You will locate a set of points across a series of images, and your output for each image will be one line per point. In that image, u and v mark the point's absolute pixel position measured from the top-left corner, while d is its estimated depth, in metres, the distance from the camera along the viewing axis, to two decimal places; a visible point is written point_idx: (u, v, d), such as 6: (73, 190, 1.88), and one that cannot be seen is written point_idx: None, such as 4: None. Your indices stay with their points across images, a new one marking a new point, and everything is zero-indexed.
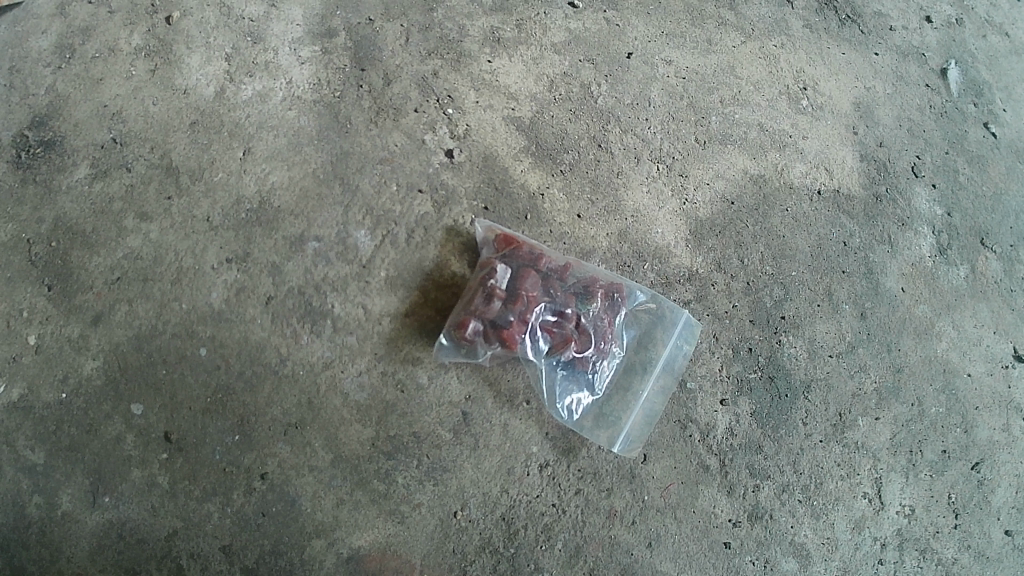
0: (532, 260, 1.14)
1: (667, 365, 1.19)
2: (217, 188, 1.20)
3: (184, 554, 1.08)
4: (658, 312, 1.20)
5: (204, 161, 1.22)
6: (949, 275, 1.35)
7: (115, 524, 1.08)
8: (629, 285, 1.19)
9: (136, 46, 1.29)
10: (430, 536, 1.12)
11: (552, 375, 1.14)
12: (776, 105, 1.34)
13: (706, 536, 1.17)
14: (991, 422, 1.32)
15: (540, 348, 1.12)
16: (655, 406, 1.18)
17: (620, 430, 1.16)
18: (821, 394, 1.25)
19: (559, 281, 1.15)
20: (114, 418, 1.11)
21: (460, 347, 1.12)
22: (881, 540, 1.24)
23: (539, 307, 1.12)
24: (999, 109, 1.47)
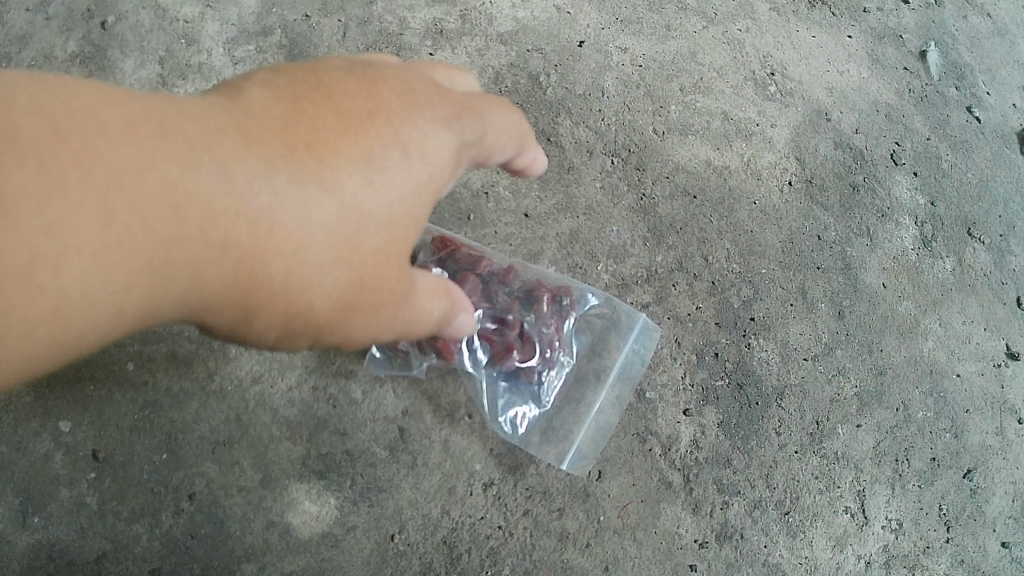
0: (471, 262, 1.04)
1: (622, 374, 1.08)
2: None
3: None
4: (611, 317, 1.09)
5: None
6: (934, 268, 1.25)
7: (45, 545, 1.01)
8: (580, 287, 1.08)
9: (71, 52, 1.23)
10: (366, 562, 1.04)
11: (494, 387, 1.05)
12: (740, 93, 1.24)
13: (669, 558, 1.08)
14: (984, 426, 1.23)
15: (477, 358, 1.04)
16: (609, 419, 1.07)
17: (569, 446, 1.06)
18: (796, 400, 1.15)
19: (501, 284, 1.05)
20: (43, 435, 1.04)
21: (396, 356, 1.05)
22: (865, 558, 1.16)
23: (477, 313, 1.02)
24: (983, 93, 1.37)
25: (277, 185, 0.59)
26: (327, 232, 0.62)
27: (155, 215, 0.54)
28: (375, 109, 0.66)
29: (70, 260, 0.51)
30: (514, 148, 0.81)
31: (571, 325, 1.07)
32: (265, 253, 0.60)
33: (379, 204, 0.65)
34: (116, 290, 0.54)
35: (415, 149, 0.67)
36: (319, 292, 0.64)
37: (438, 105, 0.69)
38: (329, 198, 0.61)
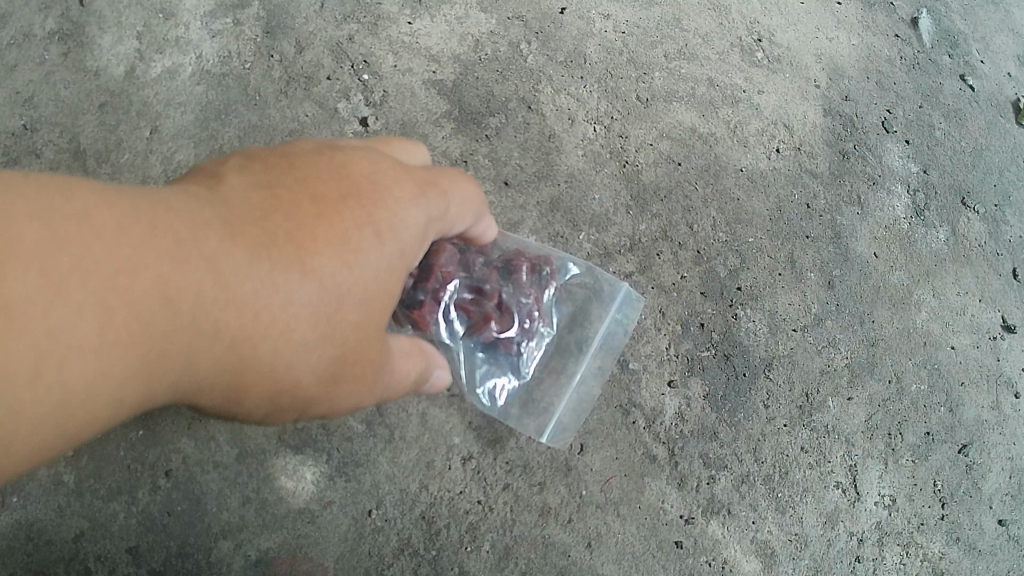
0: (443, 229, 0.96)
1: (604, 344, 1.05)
2: (123, 170, 1.15)
3: (91, 557, 0.99)
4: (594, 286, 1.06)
5: (111, 142, 1.16)
6: (927, 238, 1.23)
7: (25, 525, 1.00)
8: (560, 256, 1.05)
9: (50, 30, 1.21)
10: (343, 538, 1.02)
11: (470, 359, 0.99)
12: (726, 59, 1.21)
13: (653, 534, 1.05)
14: (980, 399, 1.20)
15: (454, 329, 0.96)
16: (590, 391, 1.04)
17: (549, 418, 1.02)
18: (784, 372, 1.12)
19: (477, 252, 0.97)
20: None
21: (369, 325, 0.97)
22: (857, 535, 1.13)
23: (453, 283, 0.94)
24: (978, 61, 1.34)
25: (262, 274, 0.62)
26: (307, 314, 0.65)
27: (147, 311, 0.56)
28: (352, 194, 0.69)
29: (71, 362, 0.53)
30: (474, 212, 0.83)
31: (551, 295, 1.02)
32: (248, 336, 0.63)
33: (356, 284, 0.68)
34: (115, 385, 0.56)
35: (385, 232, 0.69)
36: (304, 373, 0.67)
37: (409, 185, 0.73)
38: (311, 281, 0.65)
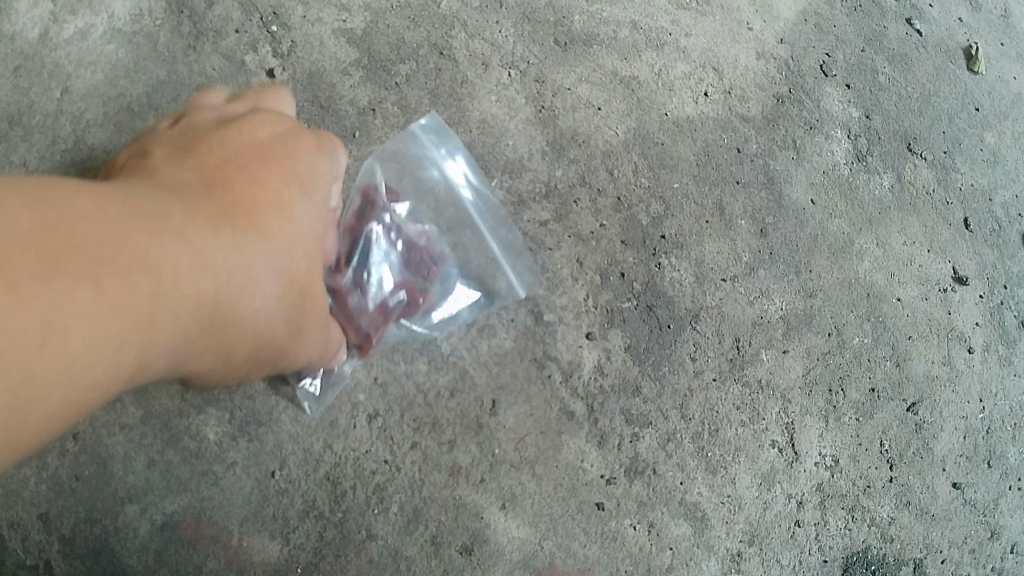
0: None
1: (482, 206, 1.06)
2: (35, 132, 1.09)
3: (3, 525, 0.96)
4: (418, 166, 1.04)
5: (23, 105, 1.10)
6: (870, 185, 1.16)
7: None
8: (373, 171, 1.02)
9: None
10: (247, 501, 0.98)
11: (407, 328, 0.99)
12: (652, 2, 1.16)
13: (573, 495, 1.00)
14: (928, 353, 1.12)
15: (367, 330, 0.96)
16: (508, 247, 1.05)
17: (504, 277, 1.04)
18: (713, 324, 1.07)
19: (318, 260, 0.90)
20: None
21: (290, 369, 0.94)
22: (796, 498, 1.06)
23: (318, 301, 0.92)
24: (926, 4, 1.28)
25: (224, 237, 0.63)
26: (269, 268, 0.67)
27: (138, 277, 0.55)
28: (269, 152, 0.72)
29: (78, 330, 0.50)
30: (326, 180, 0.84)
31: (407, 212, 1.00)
32: (230, 294, 0.64)
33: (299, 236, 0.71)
34: (113, 352, 0.53)
35: (309, 183, 0.73)
36: (268, 318, 0.69)
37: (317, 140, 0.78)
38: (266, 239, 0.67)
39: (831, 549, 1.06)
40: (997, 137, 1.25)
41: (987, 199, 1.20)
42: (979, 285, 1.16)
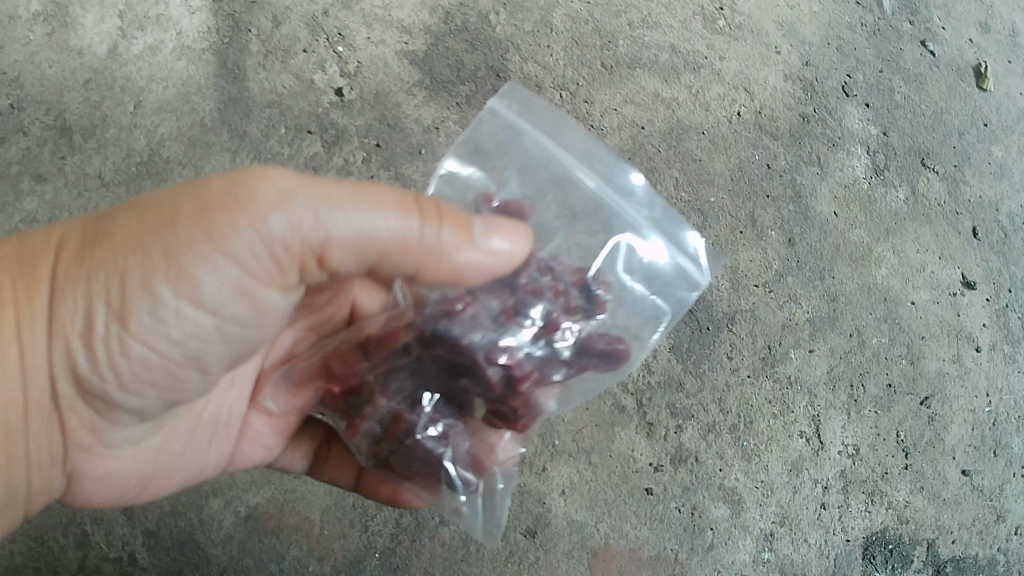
0: (383, 423, 0.68)
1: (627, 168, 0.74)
2: (108, 144, 1.15)
3: (87, 519, 1.03)
4: (507, 146, 0.72)
5: (95, 118, 1.16)
6: (887, 197, 1.27)
7: None
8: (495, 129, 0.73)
9: (35, 11, 1.21)
10: (328, 492, 1.07)
11: (593, 345, 0.68)
12: (689, 27, 1.26)
13: (625, 482, 1.10)
14: (940, 352, 1.23)
15: (528, 396, 0.65)
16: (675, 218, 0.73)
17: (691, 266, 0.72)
18: (747, 325, 1.17)
19: (420, 360, 0.65)
20: None
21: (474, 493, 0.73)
22: (822, 483, 1.16)
23: (436, 428, 0.68)
24: (937, 27, 1.40)
25: None
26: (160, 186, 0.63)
27: None
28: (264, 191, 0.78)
29: None
30: None
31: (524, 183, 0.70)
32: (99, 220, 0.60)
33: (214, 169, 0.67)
34: None
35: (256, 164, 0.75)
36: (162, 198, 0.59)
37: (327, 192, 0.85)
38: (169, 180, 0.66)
39: (853, 529, 1.16)
40: (1004, 151, 1.36)
41: (993, 209, 1.32)
42: (986, 289, 1.28)
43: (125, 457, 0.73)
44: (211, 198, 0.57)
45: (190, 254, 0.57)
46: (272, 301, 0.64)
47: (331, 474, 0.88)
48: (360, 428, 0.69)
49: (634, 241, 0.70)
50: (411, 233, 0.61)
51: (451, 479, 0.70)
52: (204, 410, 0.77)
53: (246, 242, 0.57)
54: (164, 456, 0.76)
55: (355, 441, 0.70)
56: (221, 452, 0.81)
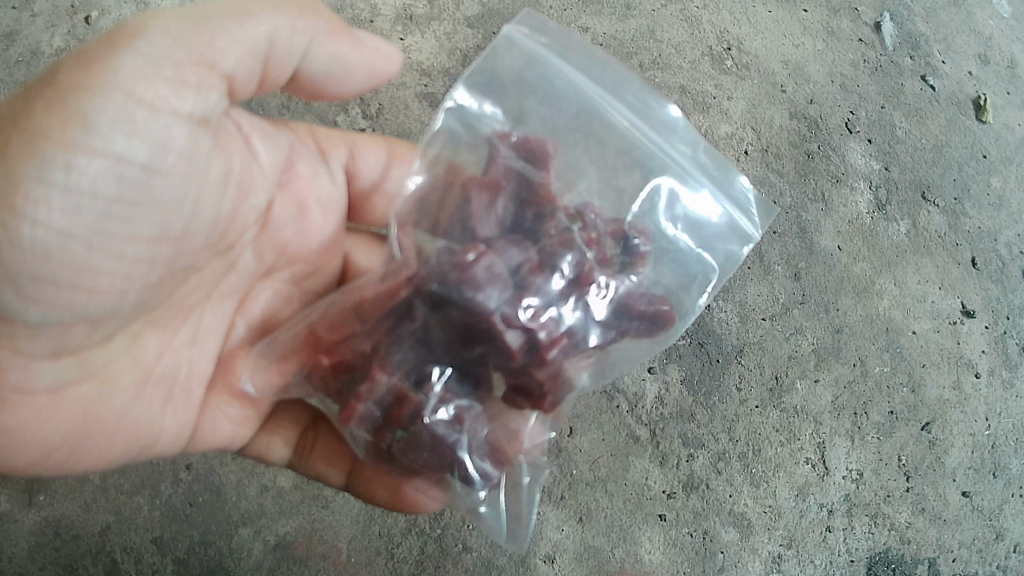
0: (382, 406, 0.70)
1: (676, 114, 0.83)
2: None
3: (117, 548, 1.08)
4: (563, 96, 0.80)
5: None
6: (888, 231, 1.32)
7: (51, 521, 1.08)
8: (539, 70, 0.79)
9: (58, 47, 1.26)
10: (355, 520, 1.11)
11: (631, 308, 0.74)
12: (698, 68, 1.34)
13: (639, 509, 1.15)
14: (941, 379, 1.28)
15: (555, 365, 0.70)
16: (727, 168, 0.84)
17: (745, 219, 0.81)
18: (755, 357, 1.22)
19: (426, 329, 0.69)
20: None
21: (493, 487, 0.76)
22: (828, 507, 1.20)
23: (447, 412, 0.70)
24: (938, 62, 1.45)
25: None
26: None
27: None
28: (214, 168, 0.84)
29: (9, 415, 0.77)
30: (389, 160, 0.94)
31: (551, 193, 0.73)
32: None
33: None
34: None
35: None
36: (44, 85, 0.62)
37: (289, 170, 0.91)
38: None
39: (857, 551, 1.20)
40: (1003, 181, 1.41)
41: (993, 239, 1.37)
42: (985, 317, 1.33)
43: (52, 410, 0.71)
44: (91, 52, 0.62)
45: (75, 95, 0.60)
46: (174, 139, 0.65)
47: (318, 470, 0.91)
48: (356, 411, 0.69)
49: (678, 189, 0.79)
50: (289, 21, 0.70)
51: (467, 469, 0.72)
52: (154, 364, 0.77)
53: (128, 65, 0.61)
54: (108, 421, 0.75)
55: (352, 428, 0.72)
56: (181, 419, 0.81)
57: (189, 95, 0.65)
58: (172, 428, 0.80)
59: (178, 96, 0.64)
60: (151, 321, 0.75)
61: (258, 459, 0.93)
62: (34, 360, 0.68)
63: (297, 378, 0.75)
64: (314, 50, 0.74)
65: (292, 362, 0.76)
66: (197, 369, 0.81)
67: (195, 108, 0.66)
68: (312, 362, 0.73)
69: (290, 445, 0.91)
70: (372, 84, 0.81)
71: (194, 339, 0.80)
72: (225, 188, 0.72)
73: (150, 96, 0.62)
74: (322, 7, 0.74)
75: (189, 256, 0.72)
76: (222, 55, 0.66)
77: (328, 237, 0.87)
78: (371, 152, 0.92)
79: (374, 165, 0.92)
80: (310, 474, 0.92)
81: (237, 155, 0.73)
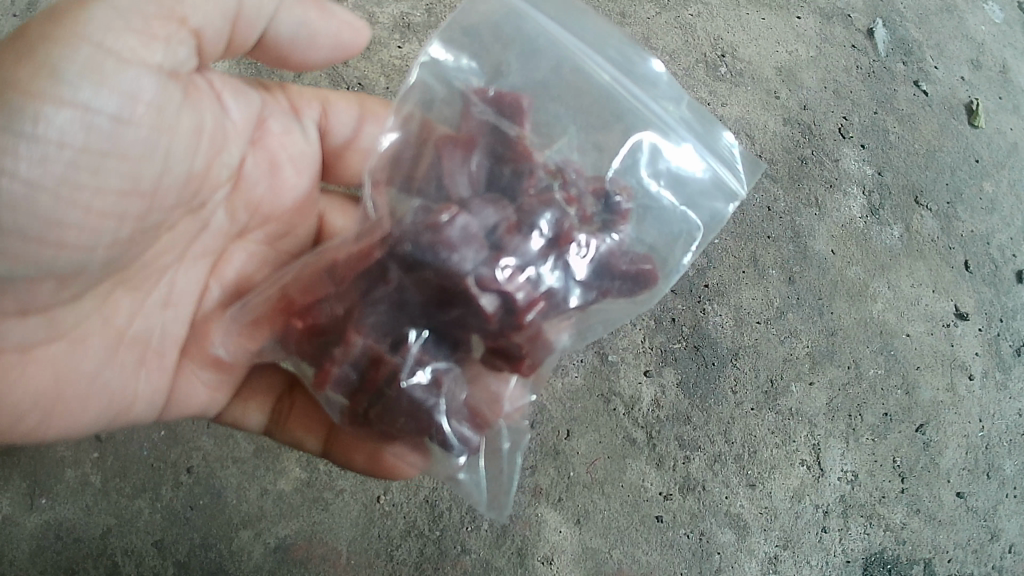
0: (358, 369, 0.70)
1: (659, 70, 0.85)
2: None
3: (118, 551, 1.09)
4: (546, 50, 0.81)
5: None
6: (881, 235, 1.34)
7: (53, 525, 1.09)
8: (522, 25, 0.80)
9: None
10: (355, 522, 1.13)
11: (610, 268, 0.74)
12: (693, 75, 1.36)
13: (636, 510, 1.16)
14: (934, 382, 1.29)
15: (534, 326, 0.70)
16: (710, 125, 0.85)
17: (729, 175, 0.82)
18: (750, 360, 1.23)
19: (400, 292, 0.68)
20: None
21: (472, 450, 0.77)
22: (822, 508, 1.21)
23: (425, 374, 0.70)
24: (931, 67, 1.47)
25: None
26: None
27: None
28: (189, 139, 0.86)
29: None
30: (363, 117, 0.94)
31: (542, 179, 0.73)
32: None
33: None
34: None
35: None
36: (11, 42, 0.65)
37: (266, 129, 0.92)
38: None
39: (852, 551, 1.21)
40: (995, 185, 1.42)
41: (985, 242, 1.39)
42: (978, 319, 1.34)
43: (23, 371, 0.73)
44: (63, 8, 0.64)
45: (46, 44, 0.62)
46: (144, 90, 0.67)
47: (294, 436, 0.93)
48: (332, 374, 0.70)
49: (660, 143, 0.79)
50: None
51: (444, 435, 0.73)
52: (127, 326, 0.79)
53: (98, 16, 0.64)
54: (80, 383, 0.77)
55: (327, 391, 0.72)
56: (154, 382, 0.83)
57: (157, 47, 0.67)
58: (145, 392, 0.83)
59: (147, 48, 0.67)
60: (123, 282, 0.77)
61: (235, 427, 0.95)
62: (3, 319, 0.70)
63: (268, 343, 0.75)
64: (280, 15, 0.77)
65: (263, 327, 0.75)
66: (170, 333, 0.83)
67: (162, 60, 0.68)
68: (282, 324, 0.73)
69: (264, 408, 0.93)
70: (338, 58, 0.85)
71: (167, 302, 0.81)
72: (196, 143, 0.74)
73: (119, 47, 0.65)
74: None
75: (159, 213, 0.74)
76: (189, 10, 0.68)
77: (300, 196, 0.89)
78: (342, 108, 0.93)
79: (350, 122, 0.93)
80: (286, 440, 0.94)
81: (208, 111, 0.75)
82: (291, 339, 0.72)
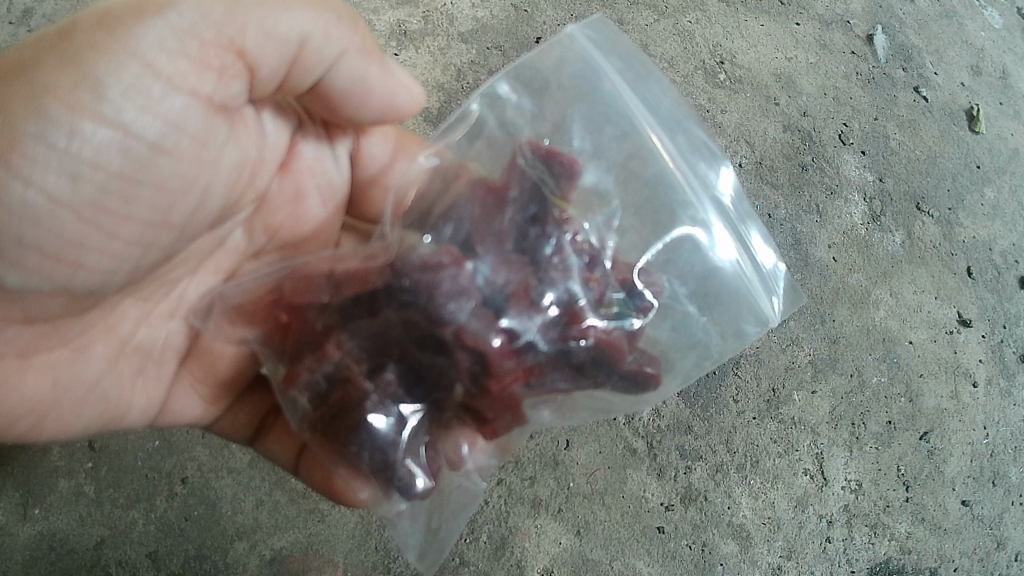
0: (328, 379, 0.67)
1: (728, 171, 0.79)
2: None
3: (112, 562, 1.07)
4: (611, 110, 0.77)
5: None
6: (883, 241, 1.33)
7: (46, 535, 1.08)
8: (592, 86, 0.77)
9: None
10: (351, 534, 1.11)
11: (605, 364, 0.68)
12: (692, 82, 1.35)
13: (637, 521, 1.15)
14: (938, 389, 1.28)
15: (503, 395, 0.66)
16: (767, 239, 0.80)
17: (766, 299, 0.77)
18: (751, 369, 1.22)
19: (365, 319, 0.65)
20: None
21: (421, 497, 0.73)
22: (826, 517, 1.20)
23: (394, 412, 0.68)
24: (931, 73, 1.46)
25: None
26: None
27: None
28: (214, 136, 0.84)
29: None
30: (396, 146, 0.90)
31: (564, 190, 0.71)
32: None
33: None
34: None
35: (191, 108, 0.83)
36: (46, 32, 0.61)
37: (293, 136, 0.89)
38: None
39: (857, 561, 1.19)
40: (997, 191, 1.41)
41: (987, 248, 1.38)
42: (981, 326, 1.33)
43: (21, 377, 0.73)
44: (115, 14, 0.60)
45: (91, 54, 0.59)
46: (187, 120, 0.65)
47: (267, 448, 0.90)
48: (300, 377, 0.67)
49: (699, 246, 0.75)
50: (321, 18, 0.67)
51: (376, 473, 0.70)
52: (131, 335, 0.80)
53: (153, 32, 0.60)
54: (78, 391, 0.77)
55: (294, 392, 0.69)
56: (149, 394, 0.83)
57: (209, 78, 0.64)
58: (140, 402, 0.83)
59: (199, 77, 0.63)
60: (134, 293, 0.78)
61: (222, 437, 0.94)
62: (6, 326, 0.69)
63: (252, 335, 0.73)
64: (344, 62, 0.70)
65: (245, 315, 0.73)
66: (173, 344, 0.83)
67: (212, 92, 0.65)
68: (266, 323, 0.71)
69: (251, 425, 0.90)
70: (389, 120, 0.78)
71: (173, 313, 0.82)
72: (231, 172, 0.74)
73: (169, 71, 0.62)
74: (360, 24, 0.72)
75: (182, 236, 0.73)
76: (252, 44, 0.64)
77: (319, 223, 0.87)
78: (379, 139, 0.88)
79: (383, 153, 0.89)
80: (262, 453, 0.91)
81: (245, 137, 0.73)
82: (268, 330, 0.71)
